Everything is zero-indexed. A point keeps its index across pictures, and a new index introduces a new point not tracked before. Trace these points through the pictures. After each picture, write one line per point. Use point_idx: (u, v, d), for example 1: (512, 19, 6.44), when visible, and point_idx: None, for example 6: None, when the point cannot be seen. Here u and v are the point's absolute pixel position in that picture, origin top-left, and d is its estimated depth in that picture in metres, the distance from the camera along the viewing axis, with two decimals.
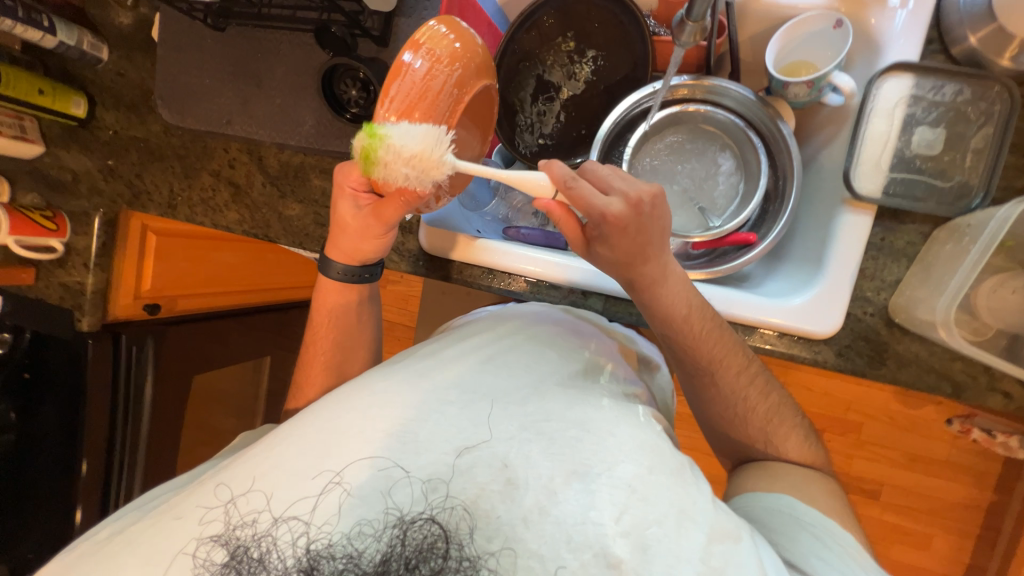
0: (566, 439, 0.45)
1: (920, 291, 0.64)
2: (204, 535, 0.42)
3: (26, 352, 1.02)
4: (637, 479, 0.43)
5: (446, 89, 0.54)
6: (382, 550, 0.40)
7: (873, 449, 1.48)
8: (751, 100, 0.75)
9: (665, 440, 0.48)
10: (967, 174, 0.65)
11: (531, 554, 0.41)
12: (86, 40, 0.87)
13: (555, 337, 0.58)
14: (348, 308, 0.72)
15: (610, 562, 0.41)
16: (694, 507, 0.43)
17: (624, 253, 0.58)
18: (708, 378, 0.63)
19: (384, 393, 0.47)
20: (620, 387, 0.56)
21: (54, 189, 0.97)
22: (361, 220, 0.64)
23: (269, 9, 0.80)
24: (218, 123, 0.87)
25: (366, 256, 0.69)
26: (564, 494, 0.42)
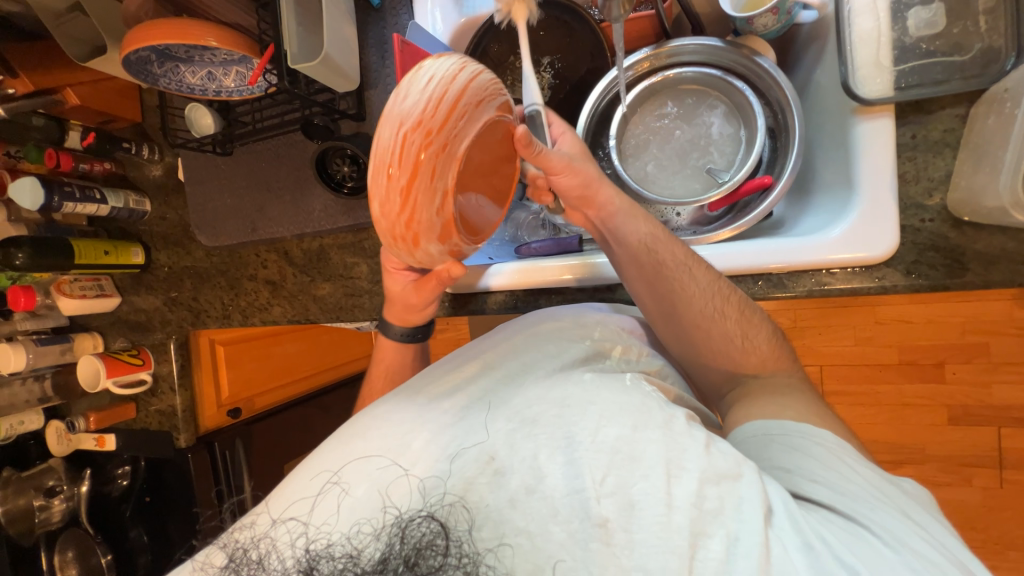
0: (545, 419, 0.44)
1: (977, 177, 0.57)
2: (212, 540, 0.45)
3: (144, 477, 1.15)
4: (621, 440, 0.42)
5: (427, 208, 0.46)
6: (381, 549, 0.38)
7: (1011, 370, 1.27)
8: (719, 47, 0.73)
9: (653, 398, 0.47)
10: (988, 37, 0.58)
11: (520, 533, 0.38)
12: (131, 198, 1.02)
13: (554, 330, 0.58)
14: (402, 350, 0.74)
15: (595, 522, 0.39)
16: (683, 455, 0.41)
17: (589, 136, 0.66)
18: (685, 275, 0.60)
19: (389, 417, 0.46)
20: (626, 368, 0.56)
21: (135, 330, 1.10)
22: (407, 292, 0.69)
23: (262, 123, 0.90)
24: (246, 233, 0.97)
25: (418, 316, 0.72)
26: (549, 469, 0.41)
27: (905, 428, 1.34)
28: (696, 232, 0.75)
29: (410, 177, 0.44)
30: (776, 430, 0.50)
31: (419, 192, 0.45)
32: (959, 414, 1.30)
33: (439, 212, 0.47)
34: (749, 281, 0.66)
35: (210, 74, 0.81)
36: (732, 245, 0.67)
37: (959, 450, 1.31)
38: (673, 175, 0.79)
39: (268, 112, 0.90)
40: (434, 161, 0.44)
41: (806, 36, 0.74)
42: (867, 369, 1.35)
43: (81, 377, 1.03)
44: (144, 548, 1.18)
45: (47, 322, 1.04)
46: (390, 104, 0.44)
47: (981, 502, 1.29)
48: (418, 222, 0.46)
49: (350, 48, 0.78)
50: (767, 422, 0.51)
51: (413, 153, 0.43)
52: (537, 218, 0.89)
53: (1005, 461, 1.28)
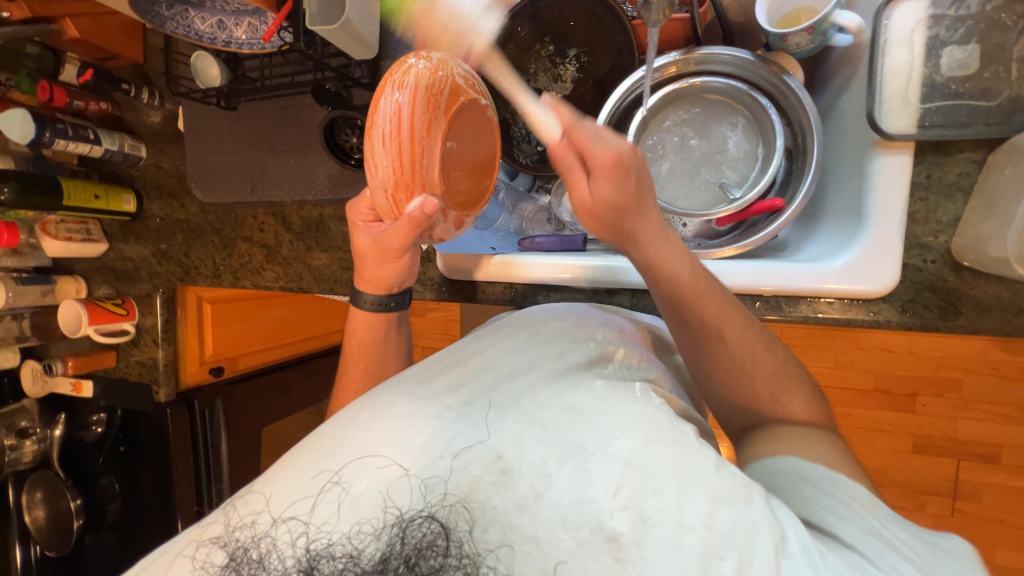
0: (556, 423, 0.45)
1: (985, 226, 0.57)
2: (205, 538, 0.43)
3: (121, 427, 1.14)
4: (633, 452, 0.42)
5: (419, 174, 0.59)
6: (382, 549, 0.40)
7: (979, 407, 1.31)
8: (749, 60, 0.71)
9: (664, 412, 0.47)
10: (1017, 86, 0.57)
11: (528, 539, 0.40)
12: (126, 143, 0.98)
13: (560, 329, 0.58)
14: (375, 322, 0.72)
15: (606, 536, 0.40)
16: (696, 474, 0.42)
17: (621, 202, 0.54)
18: (717, 335, 0.58)
19: (387, 408, 0.46)
20: (628, 375, 0.55)
21: (121, 279, 1.07)
22: (375, 246, 0.67)
23: (271, 81, 0.86)
24: (245, 193, 0.94)
25: (390, 283, 0.70)
26: (559, 477, 0.42)
27: (870, 452, 1.38)
28: (701, 245, 0.75)
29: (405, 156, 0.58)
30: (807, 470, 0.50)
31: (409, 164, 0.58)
32: (924, 444, 1.35)
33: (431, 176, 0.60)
34: (748, 302, 0.66)
35: (221, 23, 0.77)
36: (735, 263, 0.67)
37: (918, 477, 1.36)
38: (684, 185, 0.79)
39: (278, 70, 0.86)
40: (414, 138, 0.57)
41: (836, 60, 0.73)
42: (844, 392, 1.39)
43: (63, 319, 1.01)
44: (116, 495, 1.18)
45: (29, 260, 1.01)
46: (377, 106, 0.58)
47: (931, 528, 1.35)
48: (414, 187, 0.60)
49: (371, 13, 0.74)
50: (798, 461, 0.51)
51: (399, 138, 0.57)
52: (544, 212, 0.89)
53: (959, 492, 1.34)
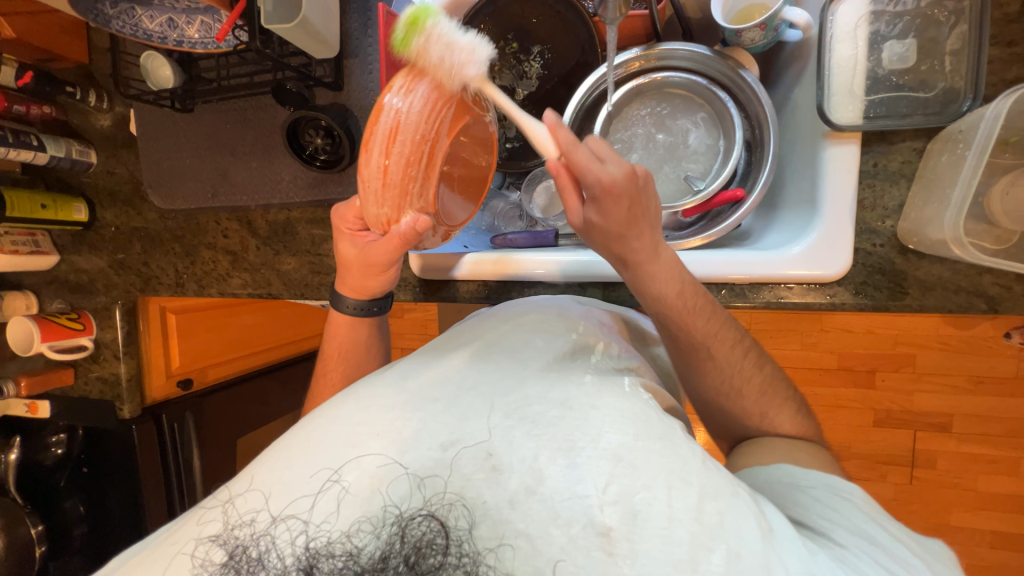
0: (546, 418, 0.44)
1: (926, 210, 0.60)
2: (204, 535, 0.41)
3: (83, 447, 1.09)
4: (623, 447, 0.42)
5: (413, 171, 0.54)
6: (381, 547, 0.38)
7: (932, 380, 1.40)
8: (706, 55, 0.73)
9: (652, 407, 0.47)
10: (950, 78, 0.61)
11: (519, 535, 0.39)
12: (74, 149, 0.93)
13: (539, 323, 0.58)
14: (356, 326, 0.71)
15: (598, 531, 0.39)
16: (686, 467, 0.42)
17: (614, 228, 0.56)
18: (704, 359, 0.61)
19: (368, 409, 0.45)
20: (613, 363, 0.56)
21: (75, 292, 1.02)
22: (362, 258, 0.65)
23: (228, 81, 0.83)
24: (206, 198, 0.91)
25: (373, 291, 0.69)
26: (551, 471, 0.41)
27: (836, 427, 1.45)
28: (669, 236, 0.78)
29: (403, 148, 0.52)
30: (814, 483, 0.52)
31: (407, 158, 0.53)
32: (884, 417, 1.43)
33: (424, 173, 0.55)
34: (713, 290, 0.69)
35: (171, 21, 0.74)
36: (701, 253, 0.69)
37: (880, 449, 1.44)
38: (650, 178, 0.81)
39: (235, 70, 0.83)
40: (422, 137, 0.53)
41: (788, 54, 0.76)
42: (810, 372, 1.45)
43: (12, 338, 0.96)
44: (81, 518, 1.13)
45: None
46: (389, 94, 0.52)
47: (893, 496, 1.44)
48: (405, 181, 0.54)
49: (330, 12, 0.73)
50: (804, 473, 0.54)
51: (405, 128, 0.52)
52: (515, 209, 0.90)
53: (917, 460, 1.42)
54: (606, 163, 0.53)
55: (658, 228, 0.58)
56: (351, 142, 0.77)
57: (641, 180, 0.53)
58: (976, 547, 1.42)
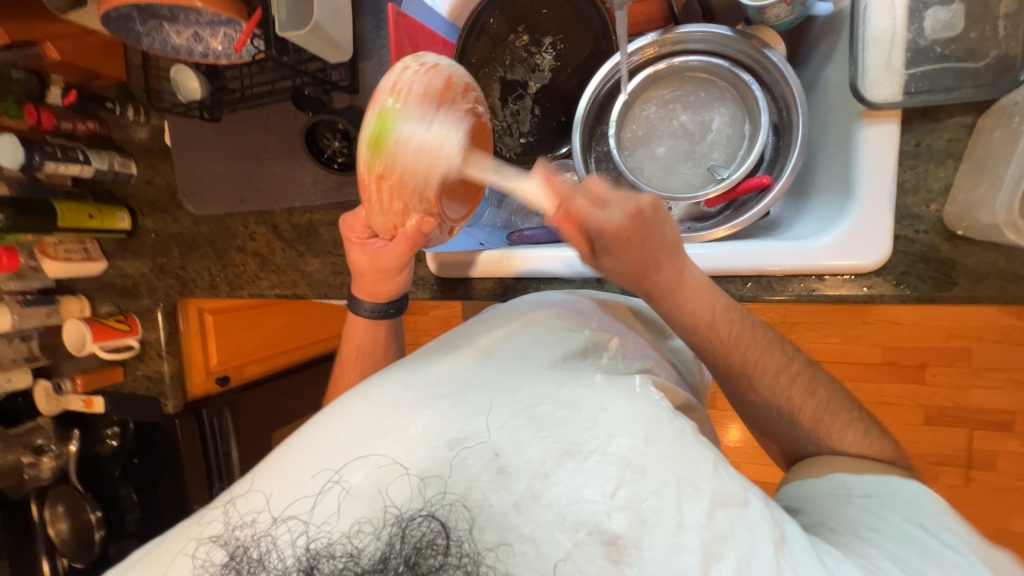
0: (554, 419, 0.43)
1: (975, 193, 0.55)
2: (205, 536, 0.42)
3: (134, 440, 1.17)
4: (633, 452, 0.41)
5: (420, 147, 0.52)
6: (382, 548, 0.39)
7: (991, 375, 1.29)
8: (728, 36, 0.70)
9: (663, 407, 0.45)
10: (1005, 44, 0.55)
11: (525, 540, 0.38)
12: (116, 161, 0.99)
13: (549, 320, 0.57)
14: (374, 329, 0.72)
15: (605, 538, 0.38)
16: (696, 473, 0.41)
17: (627, 266, 0.55)
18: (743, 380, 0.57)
19: (381, 407, 0.45)
20: (625, 364, 0.54)
21: (123, 295, 1.09)
22: (372, 263, 0.67)
23: (252, 90, 0.86)
24: (234, 203, 0.94)
25: (388, 293, 0.70)
26: (557, 475, 0.40)
27: (881, 426, 1.37)
28: (691, 228, 0.74)
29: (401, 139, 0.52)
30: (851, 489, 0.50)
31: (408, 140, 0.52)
32: (935, 415, 1.33)
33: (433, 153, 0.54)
34: (739, 283, 0.65)
35: (196, 34, 0.77)
36: (726, 246, 0.66)
37: (931, 449, 1.34)
38: (671, 168, 0.77)
39: (258, 78, 0.86)
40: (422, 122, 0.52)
41: (819, 30, 0.71)
42: (852, 367, 1.37)
43: (67, 339, 1.03)
44: (134, 506, 1.21)
45: (32, 283, 1.03)
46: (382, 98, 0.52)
47: (947, 499, 1.34)
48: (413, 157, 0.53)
49: (343, 16, 0.74)
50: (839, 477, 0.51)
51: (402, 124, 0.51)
52: (532, 204, 0.88)
53: (973, 461, 1.32)
54: (606, 207, 0.53)
55: (681, 257, 0.56)
56: None
57: (647, 220, 0.53)
58: None
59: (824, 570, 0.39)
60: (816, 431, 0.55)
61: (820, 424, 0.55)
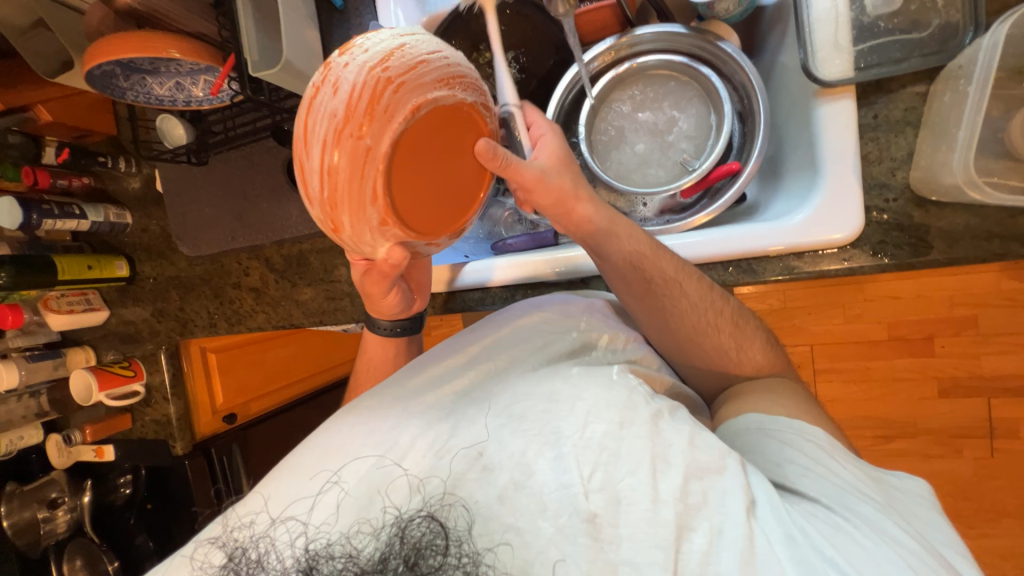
0: (533, 414, 0.44)
1: (934, 156, 0.57)
2: (204, 538, 0.43)
3: (145, 485, 1.17)
4: (608, 436, 0.42)
5: (344, 186, 0.45)
6: (380, 548, 0.39)
7: (1000, 340, 1.28)
8: (682, 34, 0.73)
9: (641, 391, 0.46)
10: (946, 13, 0.58)
11: (508, 528, 0.39)
12: (111, 212, 1.02)
13: (540, 324, 0.56)
14: (386, 347, 0.72)
15: (584, 518, 0.39)
16: (668, 451, 0.42)
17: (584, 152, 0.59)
18: (730, 359, 0.60)
19: (370, 417, 0.46)
20: (613, 358, 0.56)
21: (125, 341, 1.11)
22: (370, 283, 0.61)
23: (235, 131, 0.90)
24: (226, 241, 0.97)
25: (393, 313, 0.68)
26: (539, 465, 0.41)
27: (894, 403, 1.35)
28: (669, 221, 0.75)
29: (324, 186, 0.45)
30: (768, 426, 0.51)
31: (326, 183, 0.45)
32: (949, 387, 1.31)
33: (370, 191, 0.45)
34: (720, 268, 0.66)
35: (178, 84, 0.80)
36: (701, 234, 0.67)
37: (950, 422, 1.32)
38: (644, 165, 0.79)
39: (241, 120, 0.90)
40: (338, 161, 0.44)
41: (769, 19, 0.74)
42: (857, 346, 1.36)
43: (74, 391, 1.05)
44: (151, 553, 1.18)
45: (38, 338, 1.06)
46: (296, 146, 0.46)
47: (971, 472, 1.31)
48: (344, 198, 0.45)
49: (314, 53, 0.77)
50: (756, 418, 0.53)
51: (319, 168, 0.45)
52: (514, 214, 0.88)
53: (994, 430, 1.30)
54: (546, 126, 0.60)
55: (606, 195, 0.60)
56: None
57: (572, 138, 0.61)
58: None
59: (790, 527, 0.40)
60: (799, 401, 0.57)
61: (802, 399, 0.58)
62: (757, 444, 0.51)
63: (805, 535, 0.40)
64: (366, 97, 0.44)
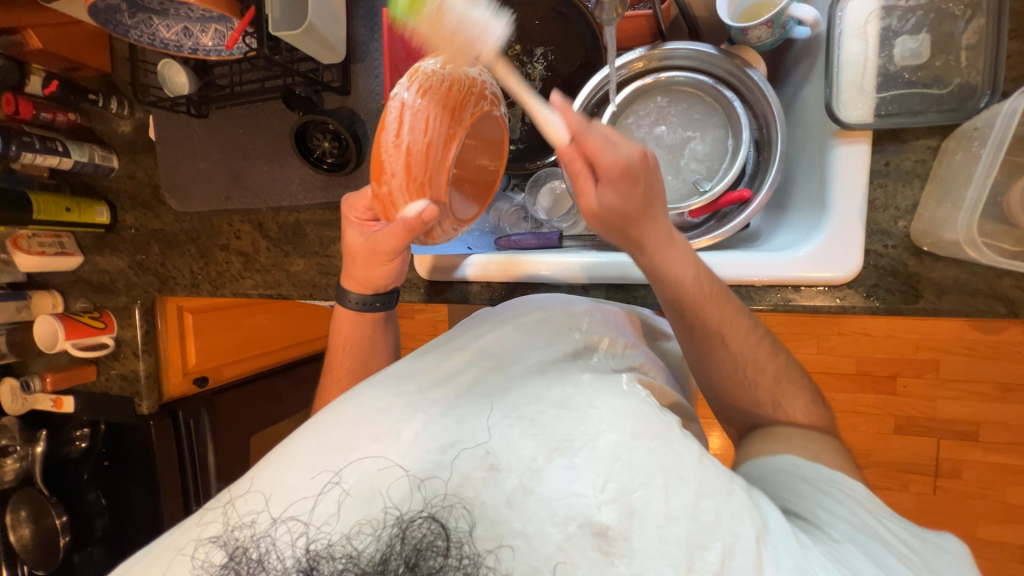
0: (545, 418, 0.44)
1: (938, 211, 0.59)
2: (204, 536, 0.42)
3: (104, 441, 1.13)
4: (621, 446, 0.42)
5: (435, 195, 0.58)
6: (381, 549, 0.39)
7: (957, 386, 1.35)
8: (713, 55, 0.73)
9: (651, 403, 0.47)
10: (967, 73, 0.59)
11: (517, 534, 0.39)
12: (97, 154, 0.96)
13: (544, 322, 0.58)
14: (360, 321, 0.72)
15: (595, 531, 0.39)
16: (682, 466, 0.42)
17: (633, 209, 0.53)
18: (733, 364, 0.60)
19: (372, 409, 0.45)
20: (615, 363, 0.56)
21: (98, 291, 1.06)
22: (366, 246, 0.66)
23: (241, 87, 0.86)
24: (219, 201, 0.93)
25: (377, 285, 0.70)
26: (548, 473, 0.41)
27: (854, 435, 1.41)
28: None
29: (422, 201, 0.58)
30: (806, 471, 0.51)
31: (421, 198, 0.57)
32: (906, 424, 1.38)
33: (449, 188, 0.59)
34: None
35: (186, 29, 0.77)
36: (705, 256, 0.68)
37: (902, 458, 1.39)
38: None
39: (248, 77, 0.86)
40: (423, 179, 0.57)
41: (797, 52, 0.75)
42: (827, 377, 1.41)
43: (39, 337, 1.00)
44: (102, 510, 1.16)
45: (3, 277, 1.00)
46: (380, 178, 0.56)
47: (915, 506, 1.39)
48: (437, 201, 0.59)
49: (336, 18, 0.75)
50: (796, 462, 0.52)
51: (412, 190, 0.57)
52: (520, 210, 0.90)
53: (941, 469, 1.37)
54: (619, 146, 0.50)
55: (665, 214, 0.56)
56: (358, 145, 0.78)
57: (651, 164, 0.51)
58: (1005, 562, 1.36)
59: (799, 555, 0.41)
60: (789, 415, 0.58)
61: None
62: (789, 484, 0.51)
63: (816, 568, 0.40)
64: (426, 129, 0.55)
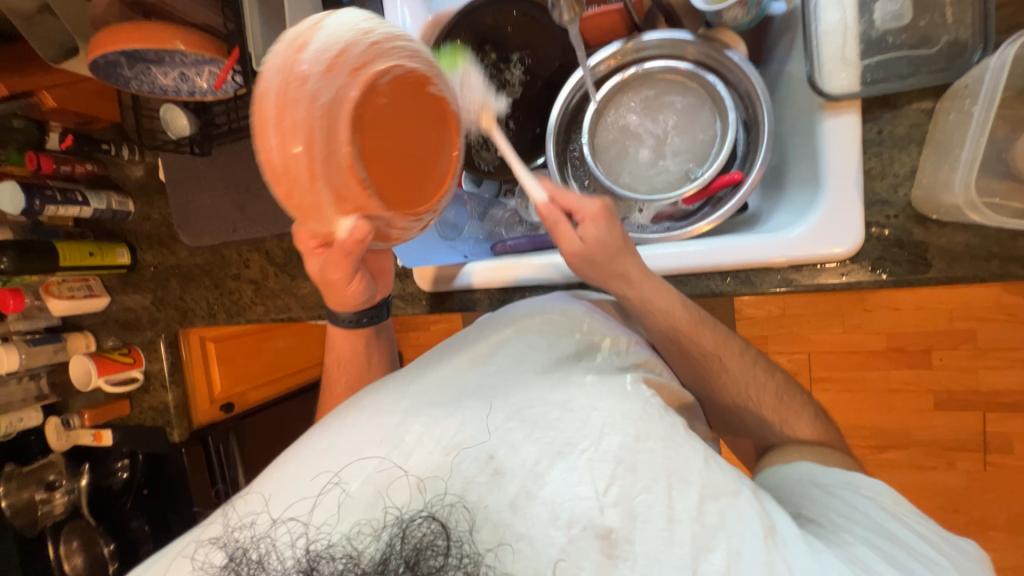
0: (547, 420, 0.44)
1: (937, 175, 0.56)
2: (205, 538, 0.43)
3: (143, 471, 1.18)
4: (624, 449, 0.43)
5: (346, 186, 0.46)
6: (382, 549, 0.40)
7: (997, 355, 1.28)
8: (690, 41, 0.73)
9: (655, 404, 0.47)
10: (955, 30, 0.57)
11: (520, 538, 0.40)
12: (114, 200, 1.02)
13: (542, 325, 0.55)
14: (352, 338, 0.72)
15: (599, 533, 0.40)
16: (686, 469, 0.42)
17: (615, 242, 0.58)
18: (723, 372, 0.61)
19: (376, 417, 0.46)
20: (620, 361, 0.55)
21: (126, 328, 1.11)
22: (319, 273, 0.64)
23: (238, 122, 0.89)
24: (227, 233, 0.97)
25: (352, 303, 0.69)
26: (551, 475, 0.42)
27: (890, 415, 1.35)
28: (668, 228, 0.74)
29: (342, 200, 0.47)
30: (818, 478, 0.53)
31: (334, 196, 0.47)
32: (946, 399, 1.31)
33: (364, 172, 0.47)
34: (718, 278, 0.66)
35: (182, 74, 0.80)
36: (699, 244, 0.66)
37: (945, 434, 1.32)
38: (643, 175, 0.78)
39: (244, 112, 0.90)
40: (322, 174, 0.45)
41: (778, 27, 0.73)
42: (855, 356, 1.36)
43: (74, 375, 1.05)
44: (146, 536, 1.21)
45: (40, 321, 1.06)
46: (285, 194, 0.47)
47: (965, 485, 1.31)
48: (355, 192, 0.47)
49: None
50: (802, 472, 0.54)
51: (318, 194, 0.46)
52: (514, 215, 0.90)
53: (989, 444, 1.30)
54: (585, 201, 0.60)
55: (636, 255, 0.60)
56: None
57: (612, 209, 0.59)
58: None
59: (813, 559, 0.41)
60: (788, 421, 0.60)
61: (789, 413, 0.60)
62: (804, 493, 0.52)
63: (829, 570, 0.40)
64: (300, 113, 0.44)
